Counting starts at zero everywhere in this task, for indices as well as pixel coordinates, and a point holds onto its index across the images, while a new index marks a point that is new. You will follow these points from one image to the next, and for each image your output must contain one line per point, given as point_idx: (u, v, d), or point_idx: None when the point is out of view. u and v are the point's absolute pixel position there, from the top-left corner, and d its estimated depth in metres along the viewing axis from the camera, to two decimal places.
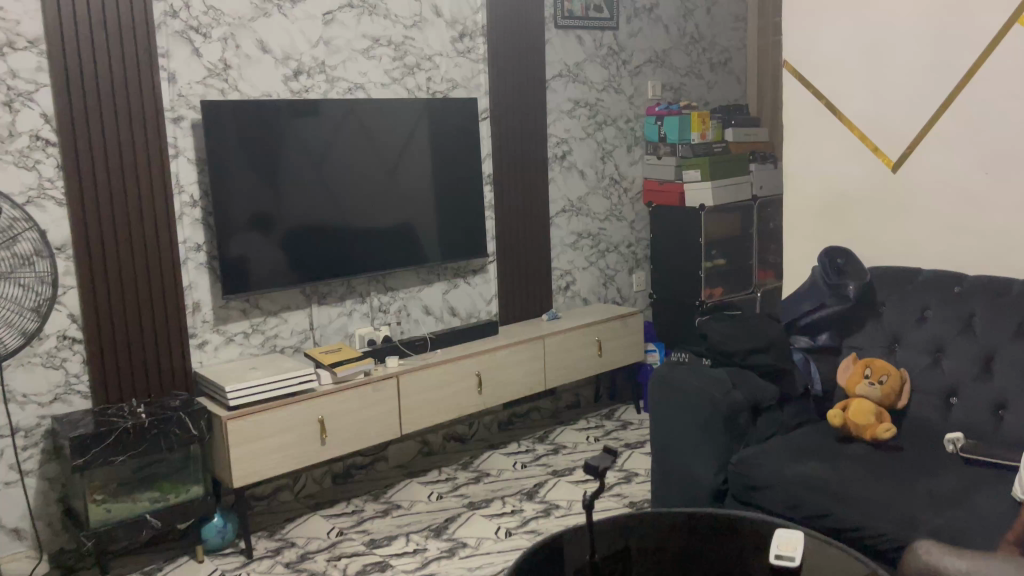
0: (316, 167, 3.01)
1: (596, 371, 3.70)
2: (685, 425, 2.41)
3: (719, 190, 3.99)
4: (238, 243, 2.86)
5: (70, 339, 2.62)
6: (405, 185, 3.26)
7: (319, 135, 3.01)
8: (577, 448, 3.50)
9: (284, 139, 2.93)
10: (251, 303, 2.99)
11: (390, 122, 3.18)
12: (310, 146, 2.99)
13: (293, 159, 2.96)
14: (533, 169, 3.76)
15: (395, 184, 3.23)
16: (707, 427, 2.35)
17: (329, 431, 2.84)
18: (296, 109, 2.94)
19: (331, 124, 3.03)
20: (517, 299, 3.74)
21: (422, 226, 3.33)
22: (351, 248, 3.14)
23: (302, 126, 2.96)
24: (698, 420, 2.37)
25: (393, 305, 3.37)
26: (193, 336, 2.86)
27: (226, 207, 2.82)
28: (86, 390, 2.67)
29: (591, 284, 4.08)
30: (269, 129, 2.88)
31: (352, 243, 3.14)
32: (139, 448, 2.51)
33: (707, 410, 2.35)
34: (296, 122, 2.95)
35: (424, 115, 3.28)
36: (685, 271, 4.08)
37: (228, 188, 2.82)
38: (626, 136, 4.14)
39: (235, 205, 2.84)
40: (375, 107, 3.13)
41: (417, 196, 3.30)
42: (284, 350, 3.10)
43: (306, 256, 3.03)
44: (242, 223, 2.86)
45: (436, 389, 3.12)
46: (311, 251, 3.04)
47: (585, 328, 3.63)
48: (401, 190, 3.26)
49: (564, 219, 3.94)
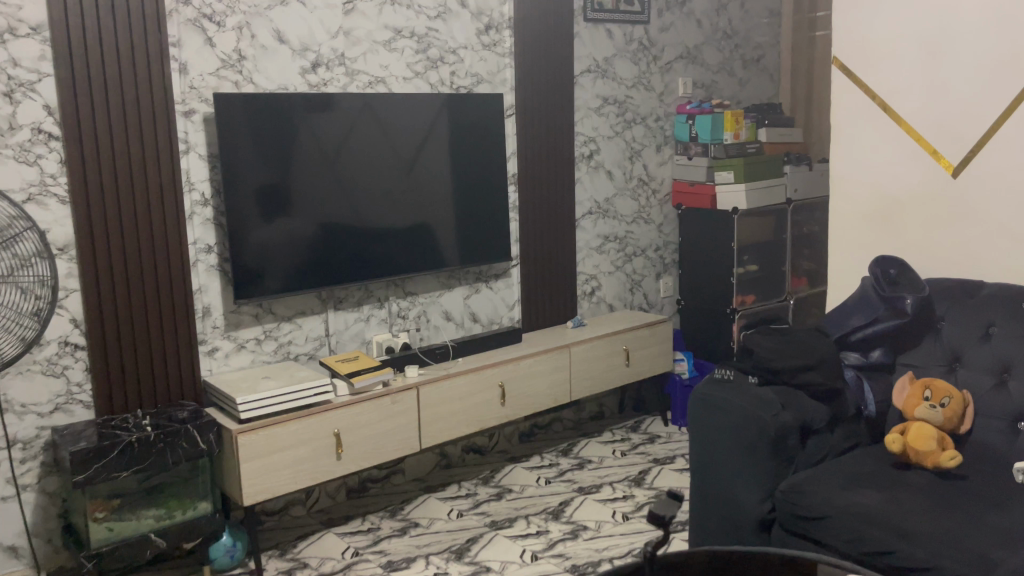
0: (333, 163, 2.85)
1: (623, 382, 3.52)
2: (729, 448, 2.24)
3: (754, 193, 3.80)
4: (251, 245, 2.70)
5: (72, 346, 2.47)
6: (427, 184, 3.10)
7: (336, 129, 2.85)
8: (604, 463, 3.34)
9: (300, 134, 2.77)
10: (264, 308, 2.83)
11: (411, 118, 3.02)
12: (327, 141, 2.83)
13: (309, 155, 2.79)
14: (560, 169, 3.59)
15: (413, 182, 3.06)
16: (753, 451, 2.18)
17: (345, 445, 2.68)
18: (313, 104, 2.78)
19: (348, 120, 2.87)
20: (541, 305, 3.57)
21: (443, 228, 3.17)
22: (368, 249, 2.98)
23: (319, 120, 2.80)
24: (744, 442, 2.20)
25: (413, 311, 3.20)
26: (202, 342, 2.71)
27: (238, 205, 2.66)
28: (89, 400, 2.51)
29: (617, 290, 3.91)
30: (283, 122, 2.72)
31: (369, 244, 2.98)
32: (146, 463, 2.34)
33: (754, 432, 2.18)
34: (313, 116, 2.79)
35: (446, 111, 3.12)
36: (716, 277, 3.91)
37: (240, 184, 2.66)
38: (655, 136, 3.96)
39: (248, 202, 2.68)
40: (396, 102, 2.96)
41: (437, 194, 3.14)
42: (298, 357, 2.93)
43: (321, 258, 2.87)
44: (256, 223, 2.70)
45: (458, 401, 2.95)
46: (326, 252, 2.88)
47: (612, 336, 3.46)
48: (422, 188, 3.09)
49: (591, 222, 3.77)
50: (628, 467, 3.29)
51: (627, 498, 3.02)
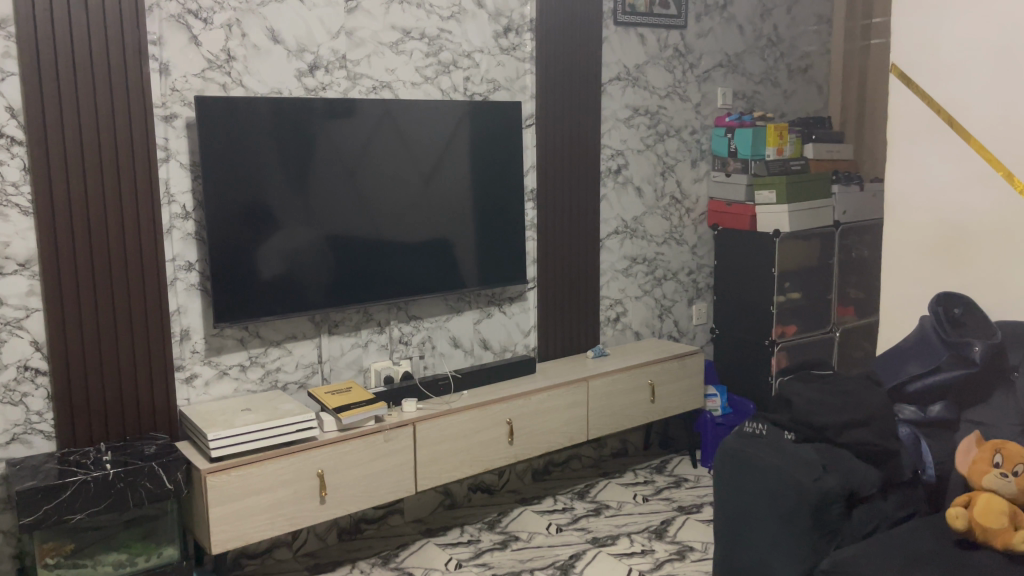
0: (342, 172, 2.62)
1: (647, 419, 3.21)
2: (763, 517, 1.92)
3: (798, 215, 3.46)
4: (248, 258, 2.47)
5: (32, 371, 2.25)
6: (442, 198, 2.86)
7: (358, 140, 2.64)
8: (622, 510, 3.04)
9: (319, 140, 2.57)
10: (249, 332, 2.59)
11: (429, 126, 2.79)
12: (351, 152, 2.63)
13: (331, 164, 2.60)
14: (584, 185, 3.30)
15: (431, 194, 2.83)
16: (791, 521, 1.86)
17: (330, 487, 2.41)
18: (334, 110, 2.58)
19: (373, 126, 2.67)
20: (558, 332, 3.28)
21: (463, 245, 2.93)
22: (379, 267, 2.75)
23: (344, 128, 2.61)
24: (780, 511, 1.88)
25: (416, 336, 2.94)
26: (179, 369, 2.47)
27: (225, 216, 2.42)
28: (50, 430, 2.29)
29: (645, 316, 3.60)
30: (306, 128, 2.53)
31: (378, 261, 2.74)
32: (103, 505, 2.12)
33: (791, 500, 1.86)
34: (332, 123, 2.59)
35: (467, 120, 2.88)
36: (754, 305, 3.58)
37: (241, 195, 2.44)
38: (690, 150, 3.66)
39: (240, 213, 2.44)
40: (415, 108, 2.74)
41: (457, 206, 2.89)
42: (286, 386, 2.68)
43: (329, 276, 2.64)
44: (248, 239, 2.47)
45: (459, 440, 2.67)
46: (325, 272, 2.63)
47: (635, 369, 3.15)
48: (439, 201, 2.85)
49: (617, 242, 3.47)
50: (649, 516, 2.99)
51: (645, 553, 2.71)
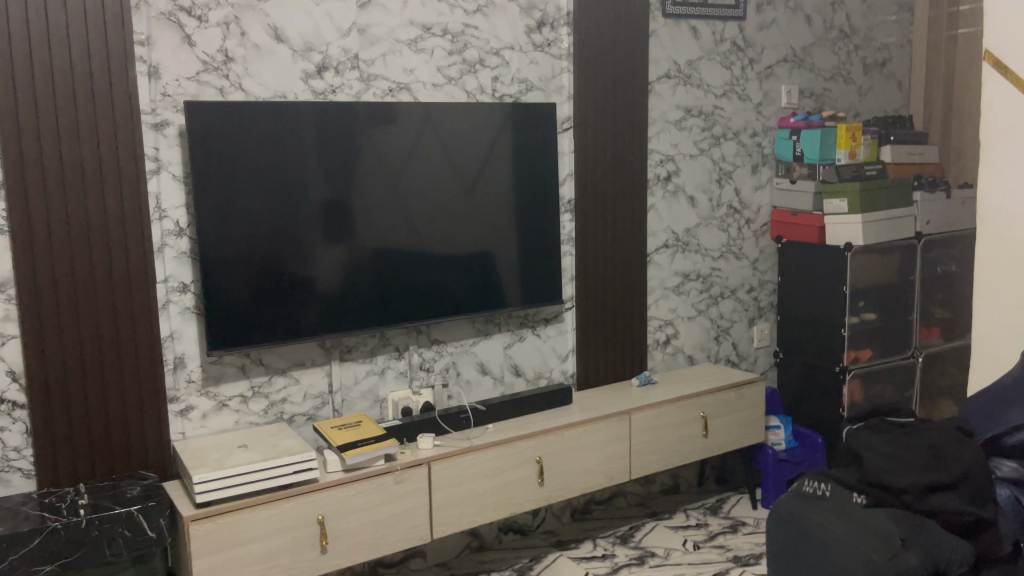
0: (359, 182, 2.38)
1: (700, 456, 2.87)
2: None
3: (873, 226, 3.07)
4: (251, 279, 2.24)
5: (8, 403, 2.06)
6: (484, 208, 2.61)
7: (400, 149, 2.44)
8: (670, 559, 2.71)
9: (362, 147, 2.37)
10: (251, 359, 2.36)
11: (468, 130, 2.55)
12: (393, 160, 2.43)
13: (376, 173, 2.40)
14: (631, 195, 2.99)
15: (472, 206, 2.59)
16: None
17: (332, 535, 2.16)
18: (375, 115, 2.38)
19: (412, 134, 2.45)
20: (602, 356, 2.98)
21: (504, 261, 2.67)
22: (415, 284, 2.51)
23: (386, 136, 2.41)
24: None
25: (439, 363, 2.67)
26: (173, 401, 2.26)
27: (231, 233, 2.21)
28: (29, 467, 2.09)
29: (699, 338, 3.26)
30: (351, 137, 2.34)
31: (409, 279, 2.50)
32: (74, 557, 1.89)
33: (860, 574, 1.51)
34: (376, 130, 2.39)
35: (507, 125, 2.62)
36: (823, 327, 3.19)
37: (245, 212, 2.22)
38: (751, 154, 3.31)
39: (249, 230, 2.23)
40: (456, 111, 2.52)
41: (496, 218, 2.64)
42: (293, 419, 2.45)
43: (363, 294, 2.43)
44: (257, 258, 2.25)
45: (481, 481, 2.39)
46: (342, 293, 2.39)
47: (686, 400, 2.81)
48: (477, 212, 2.60)
49: (666, 257, 3.14)
50: (700, 567, 2.65)
51: None
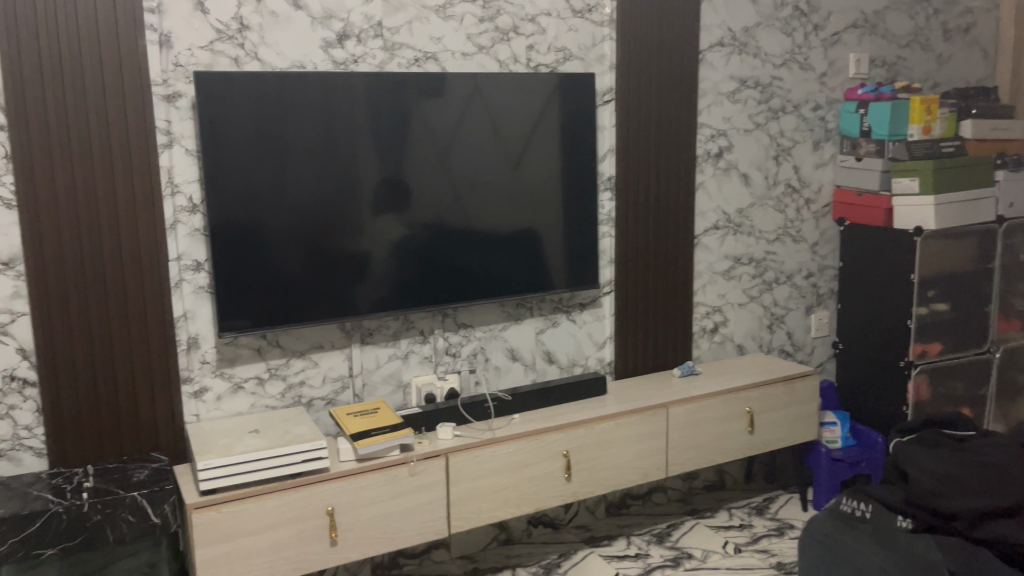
0: (379, 158, 2.25)
1: (745, 453, 2.69)
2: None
3: (947, 208, 2.80)
4: (283, 257, 2.18)
5: (19, 381, 2.02)
6: (532, 185, 2.49)
7: (449, 122, 2.34)
8: (707, 562, 2.55)
9: (411, 121, 2.28)
10: (268, 340, 2.28)
11: (516, 103, 2.42)
12: (443, 134, 2.33)
13: (427, 148, 2.31)
14: (680, 172, 2.80)
15: (520, 183, 2.46)
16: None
17: (342, 527, 2.07)
18: (422, 87, 2.28)
19: (461, 106, 2.35)
20: (643, 344, 2.82)
21: (550, 241, 2.54)
22: (460, 263, 2.42)
23: (433, 109, 2.31)
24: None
25: (466, 348, 2.55)
26: (188, 382, 2.20)
27: (256, 210, 2.13)
28: (41, 446, 2.06)
29: (749, 326, 3.05)
30: (401, 110, 2.26)
31: (454, 258, 2.41)
32: (76, 541, 1.87)
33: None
34: (426, 104, 2.30)
35: (553, 98, 2.48)
36: (887, 318, 2.94)
37: (269, 189, 2.14)
38: (813, 129, 3.06)
39: (279, 207, 2.15)
40: (500, 82, 2.38)
41: (544, 195, 2.51)
42: (311, 402, 2.36)
43: (399, 274, 2.33)
44: (297, 235, 2.18)
45: (503, 475, 2.27)
46: (374, 274, 2.30)
47: (729, 394, 2.63)
48: (523, 190, 2.47)
49: (716, 239, 2.93)
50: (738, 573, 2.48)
51: None
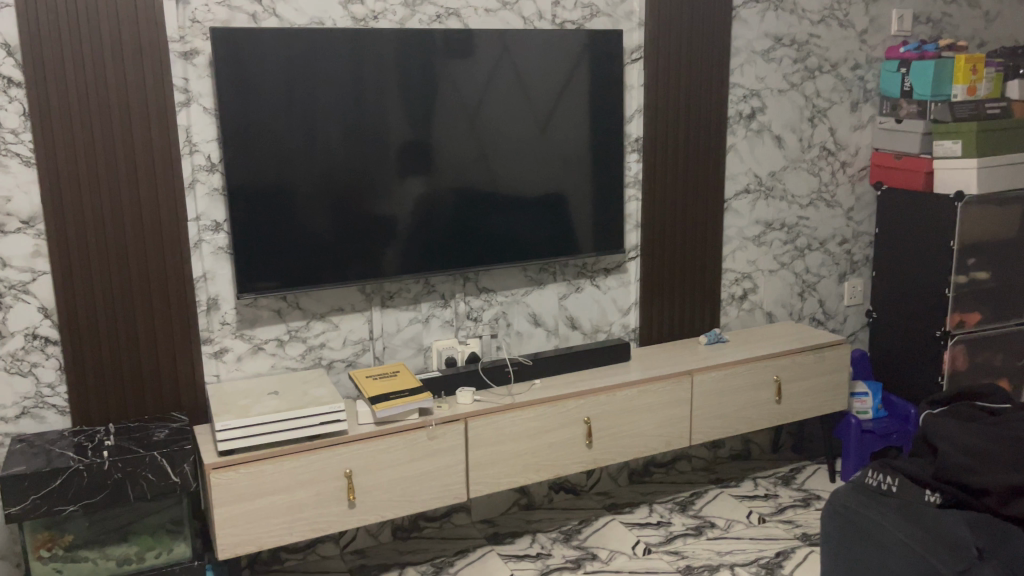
0: (403, 118, 2.21)
1: (772, 423, 2.64)
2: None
3: (991, 173, 2.69)
4: (312, 219, 2.15)
5: (41, 340, 2.03)
6: (558, 148, 2.42)
7: (478, 82, 2.28)
8: (730, 532, 2.51)
9: (439, 81, 2.23)
10: (288, 302, 2.26)
11: (543, 62, 2.35)
12: (471, 95, 2.28)
13: (456, 110, 2.26)
14: (712, 134, 2.71)
15: (547, 145, 2.40)
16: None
17: (360, 490, 2.07)
18: (450, 45, 2.23)
19: (489, 65, 2.29)
20: (670, 310, 2.76)
21: (577, 205, 2.48)
22: (485, 227, 2.37)
23: (461, 69, 2.25)
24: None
25: (487, 312, 2.51)
26: (208, 343, 2.19)
27: (279, 170, 2.10)
28: (64, 404, 2.08)
29: (780, 294, 2.97)
30: (427, 69, 2.21)
31: (479, 222, 2.36)
32: (97, 498, 1.88)
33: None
34: (452, 64, 2.24)
35: (583, 57, 2.41)
36: (924, 287, 2.85)
37: (293, 149, 2.10)
38: (850, 89, 2.95)
39: (301, 167, 2.12)
40: (527, 40, 2.32)
41: (572, 157, 2.45)
42: (331, 365, 2.35)
43: (420, 238, 2.29)
44: (312, 198, 2.14)
45: (523, 441, 2.25)
46: (399, 237, 2.26)
47: (757, 362, 2.57)
48: (550, 152, 2.41)
49: (747, 203, 2.84)
50: (762, 544, 2.44)
51: None
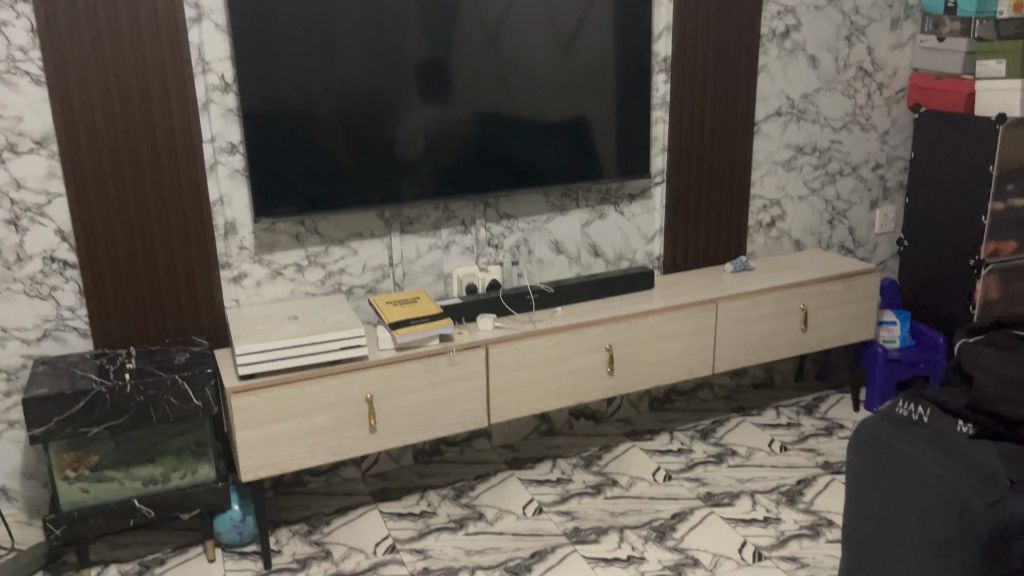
0: (421, 36, 2.12)
1: (797, 352, 2.60)
2: (902, 546, 1.37)
3: None
4: (330, 142, 2.10)
5: (59, 263, 2.03)
6: (582, 68, 2.33)
7: None
8: (751, 460, 2.51)
9: None
10: (306, 227, 2.23)
11: None
12: (491, 12, 2.18)
13: (476, 28, 2.17)
14: (743, 53, 2.60)
15: (570, 65, 2.31)
16: (947, 558, 1.29)
17: (380, 415, 2.07)
18: None
19: None
20: (695, 237, 2.70)
21: (600, 128, 2.40)
22: (506, 151, 2.31)
23: None
24: (934, 545, 1.31)
25: (509, 238, 2.47)
26: (226, 267, 2.17)
27: (294, 90, 2.03)
28: (85, 327, 2.08)
29: (808, 221, 2.90)
30: None
31: (500, 146, 2.29)
32: (121, 420, 1.89)
33: (951, 530, 1.28)
34: None
35: None
36: (959, 214, 2.76)
37: (309, 68, 2.03)
38: (890, 6, 2.80)
39: (317, 87, 2.05)
40: None
41: (596, 77, 2.35)
42: (351, 290, 2.33)
43: (439, 161, 2.23)
44: (327, 120, 2.08)
45: (544, 368, 2.23)
46: (418, 160, 2.21)
47: (783, 290, 2.52)
48: (574, 73, 2.32)
49: (778, 127, 2.75)
50: (783, 472, 2.44)
51: (767, 522, 2.21)
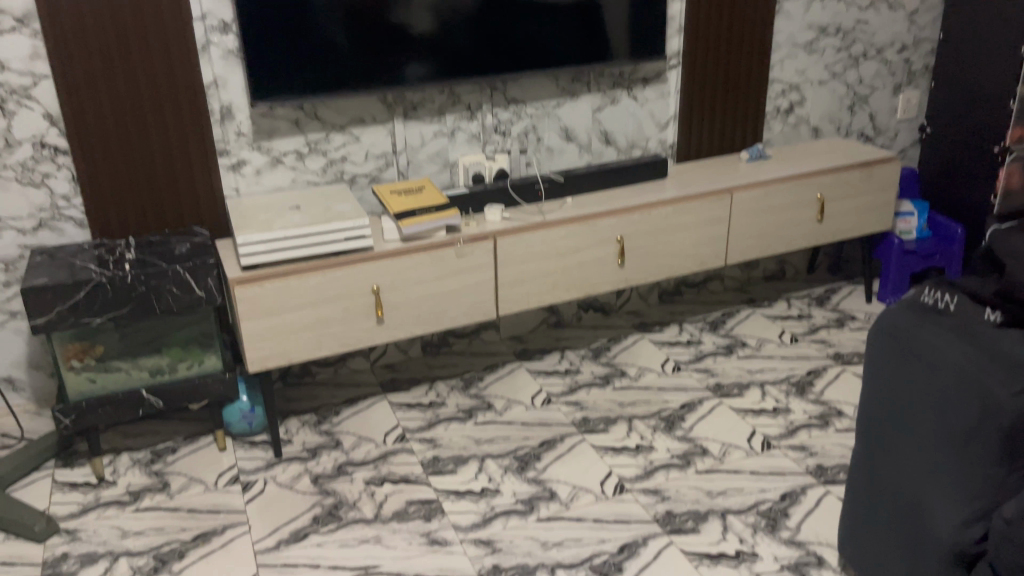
0: None
1: (812, 243, 2.54)
2: (922, 433, 1.36)
3: None
4: (328, 21, 1.98)
5: (50, 149, 1.95)
6: None
7: None
8: (761, 352, 2.49)
9: None
10: (306, 112, 2.13)
11: None
12: None
13: None
14: None
15: None
16: (966, 448, 1.28)
17: (387, 306, 2.03)
18: None
19: None
20: (710, 124, 2.60)
21: (613, 6, 2.27)
22: (513, 31, 2.18)
23: None
24: (953, 434, 1.30)
25: (517, 125, 2.37)
26: (223, 155, 2.09)
27: None
28: (81, 217, 2.03)
29: (828, 107, 2.78)
30: None
31: (507, 25, 2.17)
32: (124, 310, 1.86)
33: (971, 421, 1.26)
34: None
35: None
36: (986, 98, 2.64)
37: None
38: None
39: None
40: None
41: None
42: (354, 180, 2.26)
43: (443, 42, 2.12)
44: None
45: (554, 259, 2.18)
46: (420, 41, 2.09)
47: (801, 179, 2.43)
48: None
49: (801, 5, 2.59)
50: (793, 363, 2.43)
51: (776, 413, 2.21)
